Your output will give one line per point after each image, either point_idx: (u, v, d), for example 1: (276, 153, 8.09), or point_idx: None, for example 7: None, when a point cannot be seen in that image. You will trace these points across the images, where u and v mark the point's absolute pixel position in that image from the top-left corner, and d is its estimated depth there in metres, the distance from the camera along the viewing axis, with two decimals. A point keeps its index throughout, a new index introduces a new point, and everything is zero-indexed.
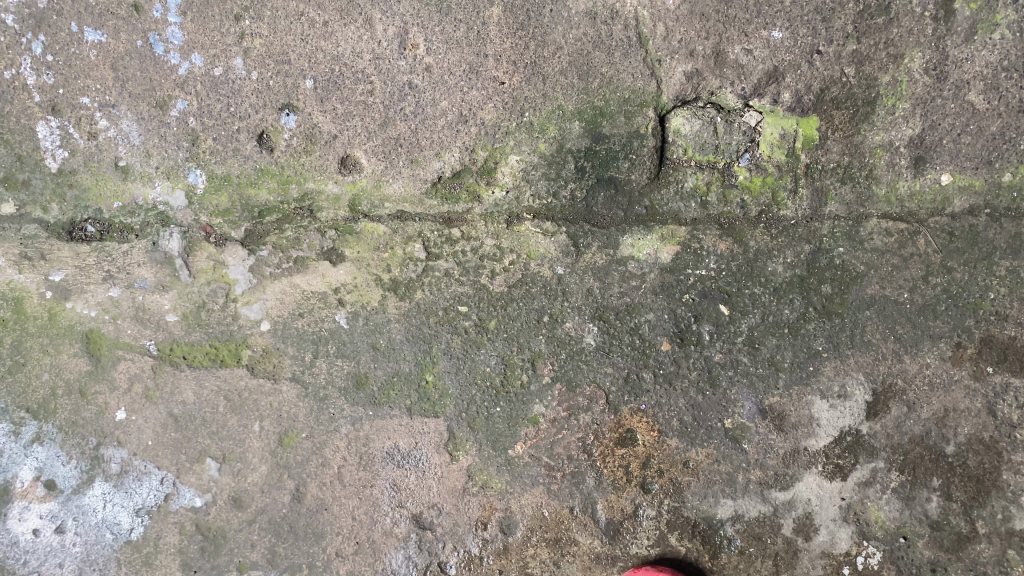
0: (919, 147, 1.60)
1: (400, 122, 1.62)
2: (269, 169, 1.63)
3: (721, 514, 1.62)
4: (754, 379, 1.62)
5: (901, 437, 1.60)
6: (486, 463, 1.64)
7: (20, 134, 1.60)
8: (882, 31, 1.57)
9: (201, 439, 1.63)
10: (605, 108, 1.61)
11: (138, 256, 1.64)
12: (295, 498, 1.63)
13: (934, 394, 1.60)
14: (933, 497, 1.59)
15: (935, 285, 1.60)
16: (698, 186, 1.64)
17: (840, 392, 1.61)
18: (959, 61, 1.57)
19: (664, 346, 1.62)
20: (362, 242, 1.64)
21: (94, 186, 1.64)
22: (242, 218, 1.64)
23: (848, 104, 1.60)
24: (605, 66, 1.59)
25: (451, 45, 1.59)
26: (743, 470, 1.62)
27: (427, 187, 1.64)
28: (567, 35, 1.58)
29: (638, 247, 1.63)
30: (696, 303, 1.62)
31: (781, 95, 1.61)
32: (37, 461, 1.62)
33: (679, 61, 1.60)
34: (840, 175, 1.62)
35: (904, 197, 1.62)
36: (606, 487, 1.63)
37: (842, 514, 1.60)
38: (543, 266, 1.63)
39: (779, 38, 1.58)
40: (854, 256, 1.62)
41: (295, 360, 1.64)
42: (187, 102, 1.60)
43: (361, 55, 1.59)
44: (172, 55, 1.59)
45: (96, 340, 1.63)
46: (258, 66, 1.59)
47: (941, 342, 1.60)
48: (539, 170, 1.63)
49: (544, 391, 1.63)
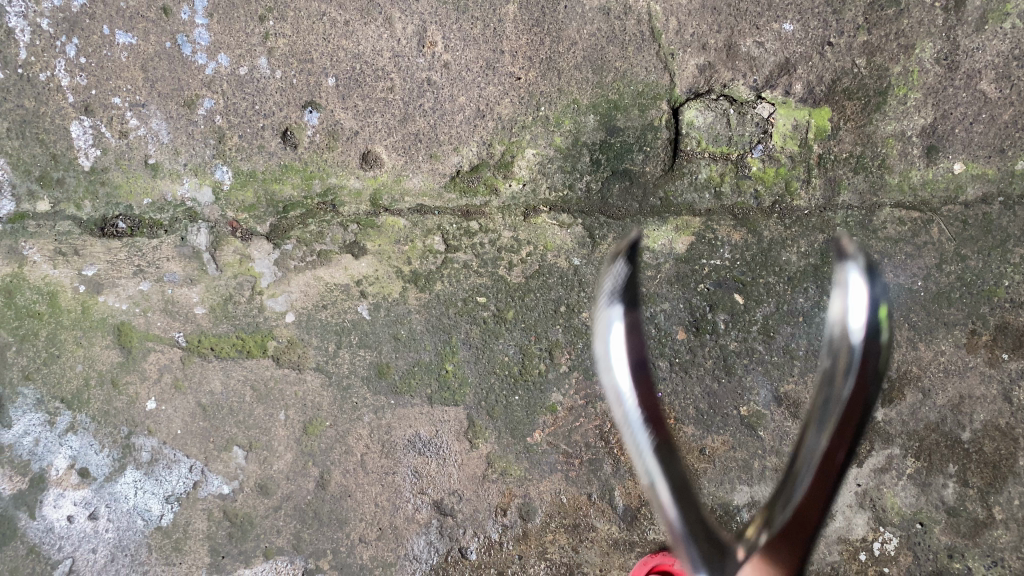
0: (931, 136, 1.62)
1: (420, 118, 1.66)
2: (293, 165, 1.69)
3: (737, 501, 1.62)
4: (769, 367, 1.64)
5: (916, 423, 1.61)
6: (505, 450, 1.67)
7: (55, 134, 1.66)
8: (893, 22, 1.59)
9: (229, 428, 1.68)
10: (618, 101, 1.64)
11: (167, 250, 1.70)
12: (320, 485, 1.68)
13: (949, 380, 1.61)
14: (950, 483, 1.60)
15: (949, 273, 1.62)
16: (712, 178, 1.67)
17: None
18: (970, 51, 1.58)
19: (679, 334, 1.64)
20: (383, 235, 1.69)
21: (125, 184, 1.70)
22: (267, 213, 1.70)
23: (860, 94, 1.62)
24: (618, 61, 1.63)
25: (468, 42, 1.63)
26: (759, 456, 1.63)
27: (446, 181, 1.68)
28: (581, 30, 1.62)
29: (653, 238, 1.66)
30: (711, 293, 1.64)
31: (793, 87, 1.63)
32: (71, 449, 1.68)
33: (692, 54, 1.63)
34: (852, 165, 1.64)
35: (917, 186, 1.64)
36: (622, 473, 1.66)
37: (858, 500, 1.61)
38: (559, 257, 1.66)
39: (790, 31, 1.60)
40: (868, 245, 1.63)
41: (319, 350, 1.68)
42: (214, 101, 1.66)
43: (381, 53, 1.64)
44: (199, 56, 1.64)
45: (127, 332, 1.69)
46: (282, 65, 1.64)
47: (956, 329, 1.61)
48: (555, 163, 1.67)
49: (561, 380, 1.66)
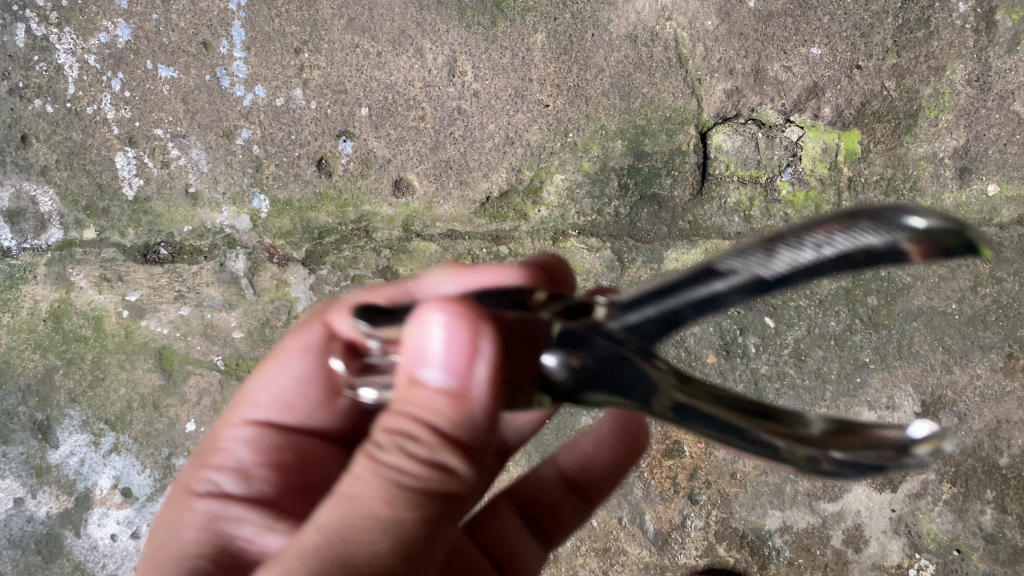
0: (964, 158, 1.61)
1: (450, 146, 1.69)
2: (328, 194, 1.71)
3: (770, 525, 1.61)
4: (801, 391, 1.63)
5: (952, 448, 1.59)
6: None
7: (100, 165, 1.73)
8: (923, 45, 1.59)
9: None
10: (647, 126, 1.65)
11: (206, 276, 1.75)
12: None
13: (986, 405, 1.59)
14: (987, 509, 1.57)
15: (985, 296, 1.60)
16: (741, 201, 1.65)
17: (888, 403, 1.61)
18: (1002, 71, 1.59)
19: (710, 358, 1.65)
20: (415, 260, 1.72)
21: (166, 212, 1.74)
22: (303, 239, 1.73)
23: (890, 117, 1.61)
24: (646, 87, 1.64)
25: (497, 71, 1.66)
26: (791, 481, 1.61)
27: (476, 207, 1.70)
28: (609, 58, 1.65)
29: (682, 261, 1.67)
30: (742, 316, 1.64)
31: (822, 110, 1.62)
32: (114, 470, 1.75)
33: (719, 79, 1.63)
34: (883, 188, 1.63)
35: (950, 208, 1.62)
36: (654, 498, 1.65)
37: (893, 526, 1.59)
38: (588, 280, 1.69)
39: (818, 55, 1.61)
40: (901, 267, 1.62)
41: None
42: (251, 131, 1.70)
43: (412, 83, 1.68)
44: (237, 87, 1.69)
45: (168, 356, 1.75)
46: (317, 96, 1.69)
47: (992, 352, 1.59)
48: (583, 188, 1.67)
49: None
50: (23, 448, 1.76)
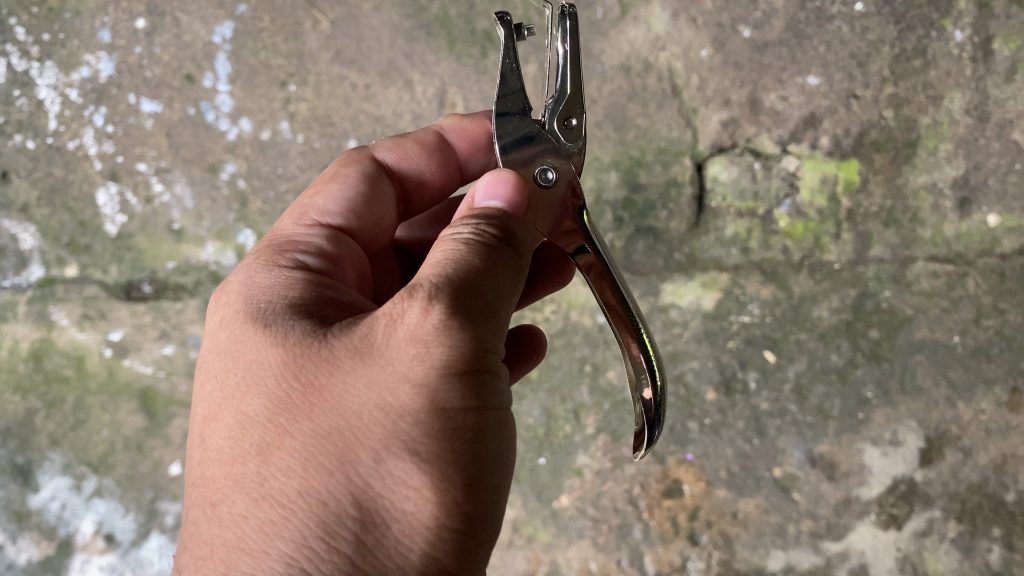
0: (964, 188, 1.58)
1: None
2: None
3: (773, 566, 1.56)
4: (803, 428, 1.59)
5: (957, 484, 1.55)
6: (531, 515, 1.64)
7: (83, 201, 1.69)
8: (919, 74, 1.56)
9: None
10: (641, 158, 1.63)
11: (191, 313, 1.70)
12: None
13: (991, 439, 1.56)
14: (995, 547, 1.53)
15: (987, 327, 1.58)
16: (739, 233, 1.63)
17: (892, 439, 1.57)
18: (1001, 101, 1.56)
19: (709, 395, 1.62)
20: None
21: (150, 248, 1.70)
22: None
23: (888, 146, 1.58)
24: (640, 118, 1.62)
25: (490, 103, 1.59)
26: (794, 520, 1.57)
27: None
28: (601, 89, 1.62)
29: (679, 294, 1.64)
30: (741, 350, 1.62)
31: (820, 140, 1.59)
32: (97, 514, 1.68)
33: (714, 109, 1.60)
34: (883, 219, 1.60)
35: (951, 238, 1.59)
36: (653, 539, 1.59)
37: (899, 565, 1.54)
38: (583, 315, 1.68)
39: (815, 84, 1.58)
40: (902, 299, 1.59)
41: None
42: (237, 164, 1.65)
43: (402, 116, 1.61)
44: (222, 121, 1.64)
45: (152, 397, 1.70)
46: (304, 128, 1.63)
47: (996, 386, 1.57)
48: None
49: (587, 442, 1.64)
50: (4, 493, 1.71)
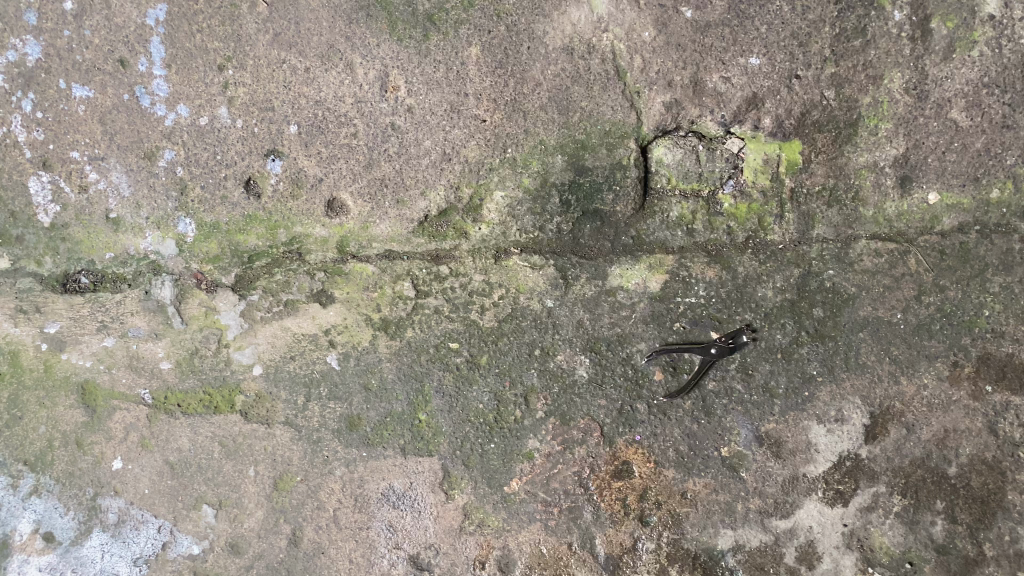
0: (904, 167, 1.60)
1: (384, 163, 1.61)
2: (256, 216, 1.65)
3: (722, 544, 1.59)
4: (749, 406, 1.61)
5: (901, 459, 1.58)
6: (482, 501, 1.62)
7: (13, 191, 1.63)
8: (860, 54, 1.57)
9: (198, 486, 1.64)
10: (586, 141, 1.61)
11: (130, 305, 1.66)
12: (292, 542, 1.63)
13: (933, 414, 1.59)
14: (938, 520, 1.58)
15: (929, 304, 1.60)
16: (684, 215, 1.65)
17: (836, 416, 1.59)
18: (939, 80, 1.57)
19: (657, 375, 1.62)
20: (350, 283, 1.65)
21: (87, 238, 1.66)
22: (232, 263, 1.66)
23: (830, 127, 1.59)
24: (584, 100, 1.59)
25: (431, 86, 1.58)
26: (742, 499, 1.59)
27: (413, 226, 1.64)
28: (545, 71, 1.58)
29: (627, 277, 1.64)
30: (687, 331, 1.63)
31: (762, 121, 1.60)
32: (35, 513, 1.64)
33: (657, 92, 1.59)
34: (825, 199, 1.62)
35: (893, 217, 1.62)
36: (603, 521, 1.61)
37: (845, 540, 1.58)
38: (532, 299, 1.64)
39: (756, 65, 1.57)
40: (844, 278, 1.61)
41: (288, 404, 1.64)
42: (174, 152, 1.62)
43: (343, 99, 1.59)
44: (158, 107, 1.60)
45: (91, 391, 1.65)
46: (243, 114, 1.60)
47: (937, 362, 1.60)
48: (524, 205, 1.63)
49: (537, 426, 1.63)
50: None
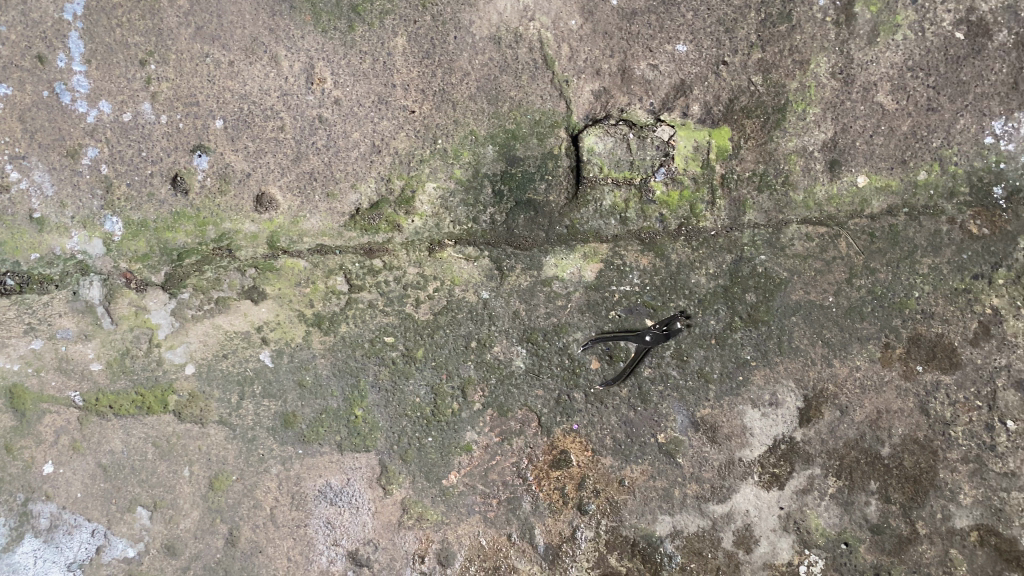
0: (833, 151, 1.61)
1: (313, 156, 1.59)
2: (185, 212, 1.63)
3: (660, 531, 1.60)
4: (684, 392, 1.62)
5: (835, 441, 1.60)
6: (420, 495, 1.61)
7: None
8: (786, 39, 1.57)
9: (131, 488, 1.62)
10: (517, 131, 1.60)
11: (58, 306, 1.63)
12: (229, 542, 1.61)
13: (866, 396, 1.60)
14: (872, 500, 1.59)
15: (860, 287, 1.61)
16: (617, 204, 1.66)
17: (771, 400, 1.60)
18: (864, 64, 1.58)
19: (593, 363, 1.62)
20: (282, 279, 1.63)
21: (11, 239, 1.63)
22: (161, 262, 1.64)
23: (758, 112, 1.60)
24: (513, 90, 1.58)
25: (358, 77, 1.56)
26: (679, 484, 1.60)
27: (345, 220, 1.62)
28: (473, 60, 1.57)
29: (562, 267, 1.64)
30: (623, 319, 1.63)
31: (691, 108, 1.60)
32: None
33: (586, 80, 1.59)
34: (756, 184, 1.63)
35: (823, 201, 1.64)
36: (542, 511, 1.61)
37: (782, 523, 1.59)
38: (467, 291, 1.63)
39: (684, 52, 1.57)
40: (776, 263, 1.62)
41: (221, 403, 1.62)
42: (98, 149, 1.59)
43: (269, 92, 1.57)
44: (79, 103, 1.57)
45: (20, 394, 1.61)
46: (167, 109, 1.58)
47: (869, 343, 1.61)
48: (456, 196, 1.62)
49: (475, 418, 1.62)
50: None
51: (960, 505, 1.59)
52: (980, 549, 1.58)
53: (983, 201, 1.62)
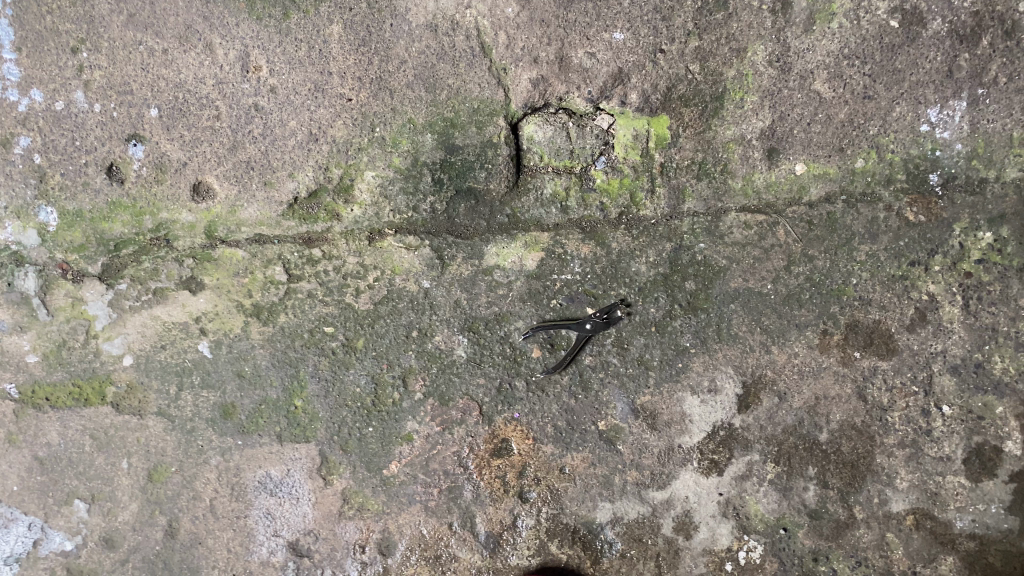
0: (771, 139, 1.62)
1: (249, 145, 1.59)
2: (121, 202, 1.60)
3: (600, 518, 1.61)
4: (625, 379, 1.62)
5: (774, 427, 1.61)
6: (361, 485, 1.61)
7: None
8: (723, 27, 1.58)
9: (69, 481, 1.60)
10: (455, 119, 1.59)
11: None
12: (168, 534, 1.60)
13: (804, 382, 1.62)
14: (811, 486, 1.61)
15: (798, 274, 1.62)
16: (557, 192, 1.65)
17: (710, 387, 1.61)
18: (801, 51, 1.59)
19: (535, 352, 1.62)
20: (221, 269, 1.62)
21: None
22: (98, 253, 1.61)
23: (696, 100, 1.61)
24: (450, 78, 1.57)
25: (294, 65, 1.56)
26: (619, 472, 1.61)
27: (283, 209, 1.61)
28: (410, 48, 1.56)
29: (503, 256, 1.63)
30: (564, 308, 1.63)
31: (629, 97, 1.61)
32: None
33: (524, 68, 1.58)
34: (695, 172, 1.63)
35: (761, 188, 1.64)
36: (483, 500, 1.61)
37: (721, 509, 1.60)
38: (408, 281, 1.62)
39: (621, 40, 1.57)
40: (715, 251, 1.63)
41: (160, 394, 1.61)
42: (30, 138, 1.57)
43: (204, 81, 1.56)
44: (11, 92, 1.55)
45: None
46: (100, 98, 1.56)
47: (808, 330, 1.62)
48: (396, 185, 1.61)
49: (416, 407, 1.62)
50: None
51: (896, 489, 1.60)
52: (916, 532, 1.60)
53: (919, 188, 1.63)
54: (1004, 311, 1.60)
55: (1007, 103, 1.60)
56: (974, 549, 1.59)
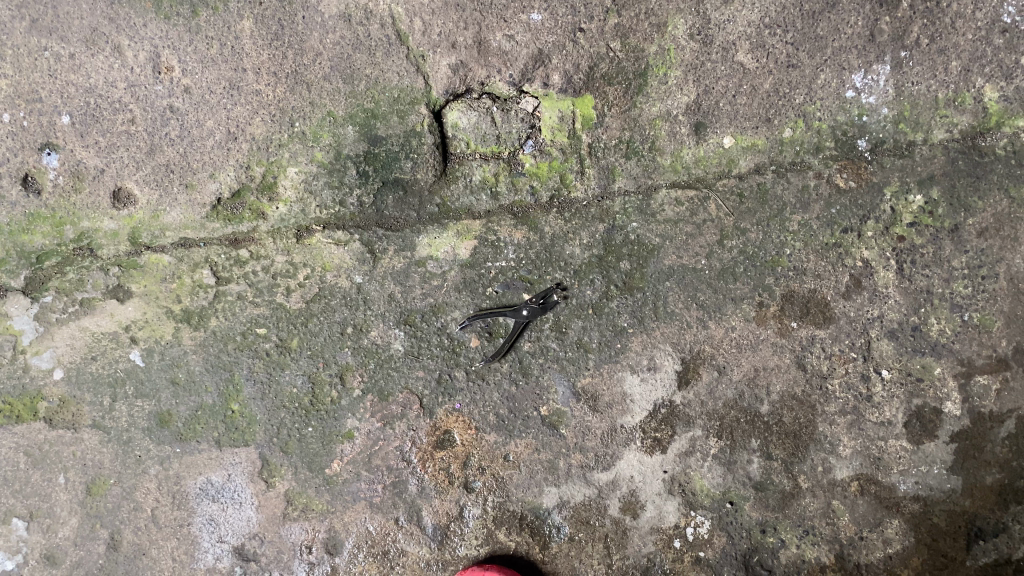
0: (697, 113, 1.61)
1: (167, 147, 1.56)
2: (40, 213, 1.57)
3: (547, 503, 1.61)
4: (564, 363, 1.61)
5: (715, 402, 1.61)
6: (304, 486, 1.59)
7: None
8: (641, 2, 1.55)
9: (5, 500, 1.57)
10: (376, 109, 1.57)
11: None
12: (111, 547, 1.58)
13: (743, 355, 1.61)
14: (755, 458, 1.61)
15: (731, 248, 1.62)
16: (486, 178, 1.63)
17: (649, 365, 1.61)
18: (721, 23, 1.57)
19: (473, 341, 1.61)
20: (147, 275, 1.59)
21: None
22: (20, 266, 1.58)
23: (620, 78, 1.60)
24: (368, 68, 1.55)
25: (207, 64, 1.53)
26: (563, 456, 1.60)
27: (206, 211, 1.58)
28: (324, 40, 1.53)
29: (435, 246, 1.62)
30: (499, 296, 1.61)
31: (552, 78, 1.59)
32: None
33: (442, 54, 1.56)
34: (623, 151, 1.62)
35: (690, 163, 1.63)
36: (429, 492, 1.60)
37: (667, 487, 1.60)
38: (340, 276, 1.60)
39: (539, 20, 1.55)
40: (648, 229, 1.62)
41: (93, 406, 1.58)
42: None
43: (115, 84, 1.54)
44: None
45: None
46: (9, 107, 1.53)
47: (744, 303, 1.62)
48: (320, 179, 1.59)
49: (355, 404, 1.60)
50: None
51: (840, 457, 1.61)
52: (861, 498, 1.60)
53: (849, 154, 1.62)
54: (937, 273, 1.61)
55: (930, 64, 1.59)
56: (918, 511, 1.60)
